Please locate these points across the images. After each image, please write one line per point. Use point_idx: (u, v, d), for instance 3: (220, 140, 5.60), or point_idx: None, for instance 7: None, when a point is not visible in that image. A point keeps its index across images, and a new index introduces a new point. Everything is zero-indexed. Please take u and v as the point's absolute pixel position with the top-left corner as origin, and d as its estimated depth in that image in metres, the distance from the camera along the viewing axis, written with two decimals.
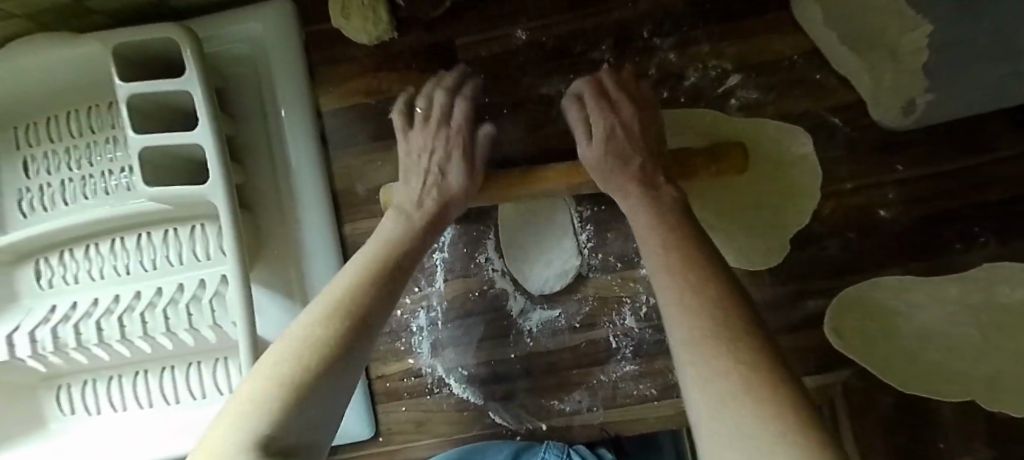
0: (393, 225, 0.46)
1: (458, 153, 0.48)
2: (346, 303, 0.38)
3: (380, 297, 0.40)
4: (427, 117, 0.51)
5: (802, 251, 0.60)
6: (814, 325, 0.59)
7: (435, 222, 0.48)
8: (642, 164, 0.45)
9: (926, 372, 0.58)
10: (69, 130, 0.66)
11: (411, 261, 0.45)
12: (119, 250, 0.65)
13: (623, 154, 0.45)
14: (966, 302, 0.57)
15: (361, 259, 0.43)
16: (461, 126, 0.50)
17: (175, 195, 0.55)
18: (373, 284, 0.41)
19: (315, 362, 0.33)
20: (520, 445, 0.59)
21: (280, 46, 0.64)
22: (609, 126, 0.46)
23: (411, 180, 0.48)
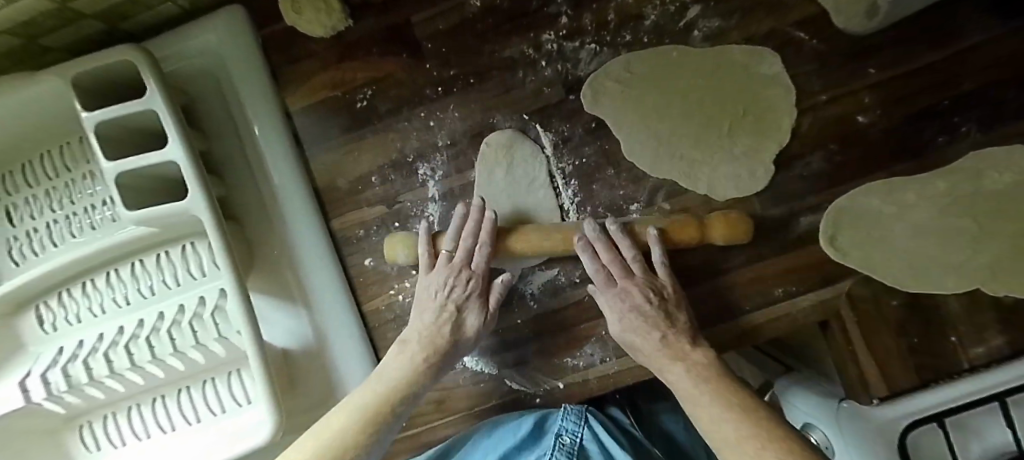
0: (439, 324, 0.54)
1: (479, 297, 0.55)
2: (362, 430, 0.46)
3: (390, 419, 0.48)
4: (451, 256, 0.55)
5: (787, 170, 0.60)
6: (809, 240, 0.60)
7: (455, 333, 0.54)
8: (659, 329, 0.52)
9: (929, 270, 0.57)
10: (47, 173, 0.66)
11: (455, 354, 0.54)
12: (116, 282, 0.66)
13: (647, 327, 0.52)
14: (959, 194, 0.57)
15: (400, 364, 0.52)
16: (482, 271, 0.54)
17: (158, 214, 0.55)
18: (383, 410, 0.48)
19: (342, 458, 0.44)
20: (539, 414, 0.61)
21: (239, 54, 0.63)
22: (635, 311, 0.52)
23: (427, 313, 0.54)
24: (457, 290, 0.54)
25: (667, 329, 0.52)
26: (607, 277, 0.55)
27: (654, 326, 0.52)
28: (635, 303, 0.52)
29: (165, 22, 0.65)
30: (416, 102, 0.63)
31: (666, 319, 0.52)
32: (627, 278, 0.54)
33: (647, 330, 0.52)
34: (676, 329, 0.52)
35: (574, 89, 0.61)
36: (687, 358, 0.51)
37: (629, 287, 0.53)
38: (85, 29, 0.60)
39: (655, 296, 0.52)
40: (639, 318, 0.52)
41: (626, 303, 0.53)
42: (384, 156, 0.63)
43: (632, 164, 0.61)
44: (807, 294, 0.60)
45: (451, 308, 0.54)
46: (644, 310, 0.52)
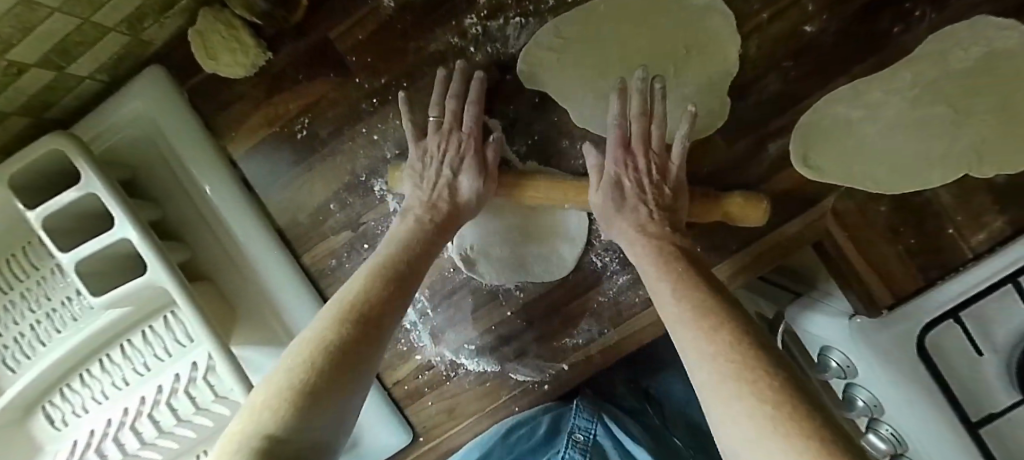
0: (404, 236, 0.50)
1: (469, 160, 0.52)
2: (358, 302, 0.43)
3: (388, 302, 0.44)
4: (439, 122, 0.55)
5: (742, 100, 0.57)
6: (781, 166, 0.58)
7: (445, 225, 0.52)
8: (643, 201, 0.49)
9: (911, 167, 0.54)
10: (16, 276, 0.66)
11: (422, 261, 0.49)
12: (111, 367, 0.66)
13: (636, 208, 0.49)
14: (927, 82, 0.54)
15: (360, 280, 0.46)
16: (471, 129, 0.54)
17: (123, 294, 0.55)
18: (381, 293, 0.45)
19: (324, 355, 0.37)
20: (553, 414, 0.61)
21: (170, 115, 0.62)
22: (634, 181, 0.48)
23: (423, 183, 0.53)
24: (450, 155, 0.53)
25: (654, 206, 0.49)
26: (619, 162, 0.49)
27: (644, 204, 0.49)
28: (632, 175, 0.49)
29: (90, 100, 0.63)
30: (355, 119, 0.61)
31: (656, 196, 0.49)
32: (638, 139, 0.48)
33: (635, 204, 0.49)
34: (665, 211, 0.49)
35: (510, 68, 0.59)
36: (660, 237, 0.48)
37: (631, 161, 0.49)
38: (13, 129, 0.59)
39: (658, 169, 0.49)
40: (631, 207, 0.49)
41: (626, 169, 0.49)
42: (337, 180, 0.62)
43: (585, 131, 0.59)
44: (788, 221, 0.59)
45: (443, 179, 0.52)
46: (644, 184, 0.49)
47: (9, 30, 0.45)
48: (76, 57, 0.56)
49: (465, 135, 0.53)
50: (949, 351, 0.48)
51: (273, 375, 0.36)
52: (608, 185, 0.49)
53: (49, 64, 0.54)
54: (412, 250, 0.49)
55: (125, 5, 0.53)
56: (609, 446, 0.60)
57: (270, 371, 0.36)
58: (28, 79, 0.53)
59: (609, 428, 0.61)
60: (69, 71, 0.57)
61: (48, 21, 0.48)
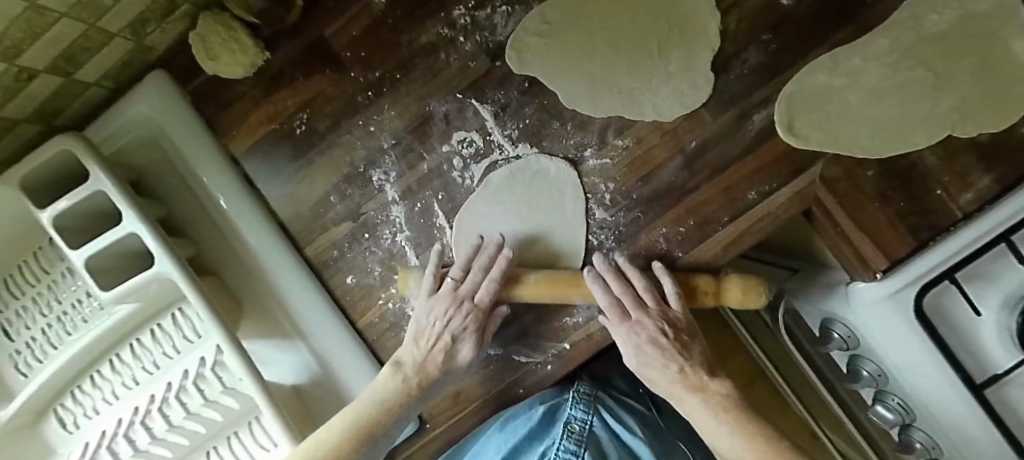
0: (395, 383, 0.53)
1: (472, 332, 0.54)
2: (335, 453, 0.48)
3: (365, 451, 0.50)
4: (456, 287, 0.55)
5: (726, 73, 0.59)
6: (768, 135, 0.59)
7: (446, 368, 0.55)
8: (677, 361, 0.52)
9: (893, 130, 0.56)
10: (28, 281, 0.67)
11: (417, 402, 0.54)
12: (121, 366, 0.67)
13: (665, 363, 0.51)
14: (904, 46, 0.55)
15: (349, 415, 0.51)
16: (484, 302, 0.54)
17: (132, 290, 0.56)
18: (365, 427, 0.51)
19: None
20: (549, 404, 0.62)
21: (173, 117, 0.64)
22: (660, 328, 0.52)
23: (421, 343, 0.55)
24: (456, 321, 0.54)
25: (682, 359, 0.52)
26: (623, 315, 0.54)
27: (671, 357, 0.51)
28: (659, 324, 0.52)
29: (96, 106, 0.66)
30: (352, 113, 0.63)
31: (679, 349, 0.52)
32: (648, 306, 0.53)
33: (664, 363, 0.52)
34: (692, 361, 0.52)
35: (499, 55, 0.61)
36: (706, 389, 0.51)
37: (645, 319, 0.52)
38: (24, 135, 0.61)
39: (670, 320, 0.53)
40: (658, 351, 0.51)
41: (641, 329, 0.52)
42: (337, 173, 0.64)
43: (575, 112, 0.60)
44: (783, 187, 0.59)
45: (443, 342, 0.54)
46: (667, 330, 0.52)
47: (20, 36, 0.48)
48: (82, 63, 0.58)
49: (475, 306, 0.54)
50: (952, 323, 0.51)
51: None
52: (624, 332, 0.53)
53: (58, 70, 0.56)
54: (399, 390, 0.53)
55: (128, 9, 0.56)
56: (604, 437, 0.59)
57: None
58: (39, 85, 0.56)
59: (605, 420, 0.62)
60: (77, 77, 0.59)
61: (56, 26, 0.50)
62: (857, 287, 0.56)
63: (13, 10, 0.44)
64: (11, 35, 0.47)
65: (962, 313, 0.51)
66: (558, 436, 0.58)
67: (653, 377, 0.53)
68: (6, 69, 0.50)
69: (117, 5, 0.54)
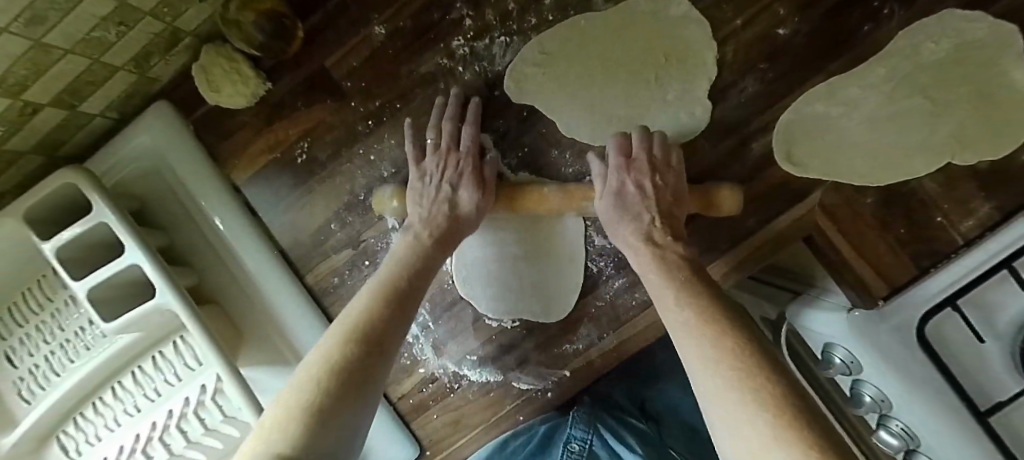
0: (405, 254, 0.50)
1: (468, 175, 0.53)
2: (360, 329, 0.41)
3: (392, 323, 0.43)
4: (437, 145, 0.56)
5: (723, 103, 0.59)
6: (765, 164, 0.59)
7: (445, 241, 0.52)
8: (647, 207, 0.48)
9: (891, 159, 0.56)
10: (32, 309, 0.68)
11: (421, 281, 0.49)
12: (123, 394, 0.67)
13: (636, 210, 0.48)
14: (900, 76, 0.56)
15: (369, 295, 0.45)
16: (469, 149, 0.55)
17: (132, 320, 0.56)
18: (388, 301, 0.45)
19: (349, 368, 0.37)
20: (549, 424, 0.64)
21: (175, 146, 0.65)
22: (637, 182, 0.49)
23: (422, 199, 0.53)
24: (449, 172, 0.53)
25: (656, 215, 0.48)
26: (626, 153, 0.50)
27: (646, 209, 0.48)
28: (641, 176, 0.49)
29: (101, 136, 0.66)
30: (352, 141, 0.64)
31: (660, 201, 0.49)
32: (619, 155, 0.50)
33: (639, 212, 0.48)
34: (667, 221, 0.48)
35: (497, 84, 0.62)
36: (665, 249, 0.47)
37: (643, 164, 0.50)
38: (29, 166, 0.62)
39: (651, 173, 0.49)
40: (644, 198, 0.48)
41: (637, 173, 0.49)
42: (337, 200, 0.64)
43: (574, 140, 0.61)
44: (778, 217, 0.60)
45: (444, 194, 0.52)
46: (646, 185, 0.49)
47: (25, 73, 0.49)
48: (86, 96, 0.59)
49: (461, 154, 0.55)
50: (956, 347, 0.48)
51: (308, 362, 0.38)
52: (610, 182, 0.50)
53: (62, 104, 0.57)
54: (408, 266, 0.49)
55: (132, 44, 0.57)
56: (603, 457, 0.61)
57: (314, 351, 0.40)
58: (43, 118, 0.57)
59: (605, 439, 0.63)
60: (81, 109, 0.60)
61: (60, 62, 0.51)
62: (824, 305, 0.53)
63: (16, 49, 0.45)
64: (16, 73, 0.48)
65: (964, 339, 0.48)
66: None
67: (613, 222, 0.50)
68: (10, 104, 0.51)
69: (121, 40, 0.55)
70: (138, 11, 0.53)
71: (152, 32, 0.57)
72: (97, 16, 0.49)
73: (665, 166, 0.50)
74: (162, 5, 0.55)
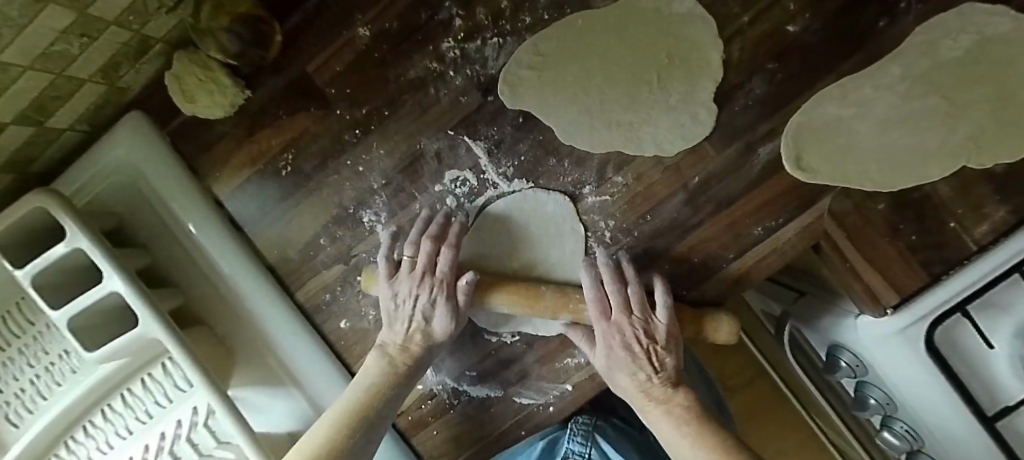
0: (378, 378, 0.53)
1: (442, 298, 0.52)
2: (324, 456, 0.47)
3: (357, 449, 0.49)
4: (414, 265, 0.53)
5: (730, 105, 0.56)
6: (774, 169, 0.56)
7: (416, 362, 0.54)
8: (638, 361, 0.50)
9: (906, 162, 0.53)
10: (11, 332, 0.65)
11: (389, 405, 0.53)
12: (114, 416, 0.65)
13: (634, 369, 0.50)
14: (917, 74, 0.53)
15: (333, 421, 0.50)
16: (447, 278, 0.52)
17: (118, 348, 0.54)
18: (353, 422, 0.50)
19: None
20: (548, 438, 0.61)
21: (153, 160, 0.61)
22: (627, 341, 0.50)
23: (395, 326, 0.54)
24: (422, 300, 0.53)
25: (654, 375, 0.50)
26: (602, 312, 0.50)
27: (643, 368, 0.50)
28: (627, 334, 0.50)
29: (73, 151, 0.63)
30: (339, 152, 0.61)
31: (649, 361, 0.50)
32: (617, 309, 0.50)
33: (633, 370, 0.50)
34: (664, 377, 0.50)
35: (491, 89, 0.58)
36: (670, 401, 0.49)
37: (623, 322, 0.49)
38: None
39: (649, 337, 0.50)
40: (630, 357, 0.50)
41: (616, 333, 0.50)
42: (326, 214, 0.62)
43: (571, 147, 0.58)
44: (789, 224, 0.57)
45: (416, 325, 0.54)
46: (636, 348, 0.49)
47: None
48: (53, 111, 0.55)
49: (437, 280, 0.52)
50: (963, 348, 0.53)
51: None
52: (600, 342, 0.51)
53: (27, 121, 0.53)
54: (370, 391, 0.52)
55: (98, 54, 0.53)
56: None
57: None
58: (8, 137, 0.53)
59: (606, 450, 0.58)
60: (49, 125, 0.56)
61: (21, 80, 0.47)
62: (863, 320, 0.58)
63: None
64: None
65: (970, 340, 0.52)
66: None
67: (612, 372, 0.52)
68: None
69: (85, 52, 0.51)
70: (102, 21, 0.49)
71: (119, 41, 0.53)
72: (57, 30, 0.45)
73: (650, 332, 0.50)
74: (128, 13, 0.50)
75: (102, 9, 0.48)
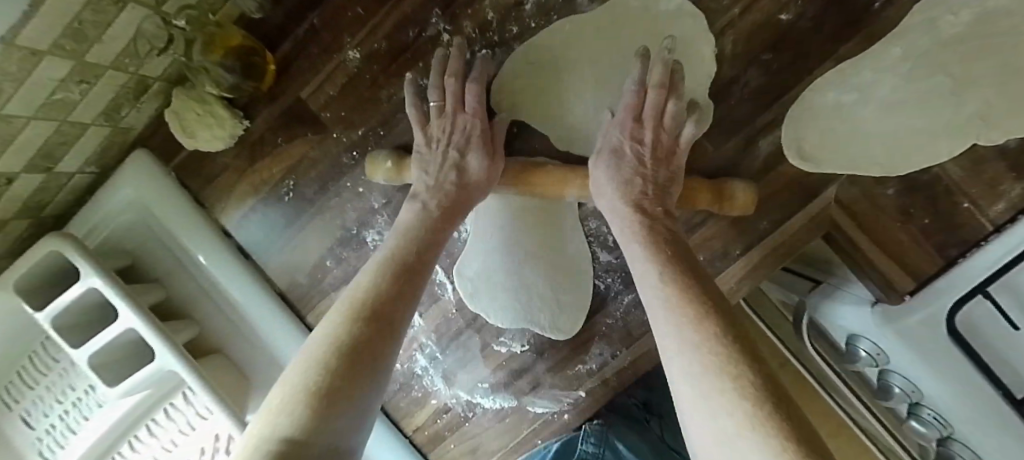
0: (411, 224, 0.50)
1: (475, 134, 0.52)
2: (365, 303, 0.43)
3: (403, 294, 0.45)
4: (441, 104, 0.53)
5: (725, 100, 0.55)
6: (776, 161, 0.55)
7: (450, 210, 0.51)
8: (642, 175, 0.47)
9: (913, 146, 0.52)
10: (39, 372, 0.67)
11: (426, 254, 0.49)
12: (139, 446, 0.67)
13: (630, 173, 0.47)
14: (917, 54, 0.51)
15: (372, 268, 0.46)
16: (475, 109, 0.52)
17: (136, 384, 0.55)
18: (395, 274, 0.46)
19: (366, 320, 0.41)
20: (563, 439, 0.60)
21: (159, 196, 0.63)
22: (645, 142, 0.47)
23: (428, 162, 0.53)
24: (455, 136, 0.52)
25: (648, 182, 0.47)
26: (636, 114, 0.47)
27: (642, 173, 0.47)
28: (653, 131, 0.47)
29: (84, 192, 0.64)
30: (338, 175, 0.61)
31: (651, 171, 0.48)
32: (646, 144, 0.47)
33: (631, 176, 0.47)
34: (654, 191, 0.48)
35: (483, 101, 0.58)
36: (654, 215, 0.47)
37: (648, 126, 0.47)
38: (13, 234, 0.60)
39: (666, 148, 0.48)
40: (631, 161, 0.47)
41: (637, 126, 0.47)
42: (330, 236, 0.62)
43: (569, 155, 0.58)
44: (794, 217, 0.56)
45: (451, 158, 0.52)
46: (646, 152, 0.47)
47: None
48: (60, 157, 0.57)
49: (467, 117, 0.52)
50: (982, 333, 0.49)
51: (279, 390, 0.36)
52: (610, 131, 0.49)
53: (36, 169, 0.55)
54: (412, 239, 0.48)
55: (97, 99, 0.54)
56: None
57: (293, 365, 0.38)
58: (20, 186, 0.55)
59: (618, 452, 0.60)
60: (58, 169, 0.58)
61: (27, 129, 0.49)
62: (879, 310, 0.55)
63: None
64: None
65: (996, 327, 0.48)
66: None
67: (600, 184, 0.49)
68: None
69: (86, 97, 0.52)
70: (99, 66, 0.50)
71: (117, 84, 0.54)
72: (55, 79, 0.47)
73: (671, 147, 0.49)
74: (123, 56, 0.52)
75: (97, 55, 0.49)
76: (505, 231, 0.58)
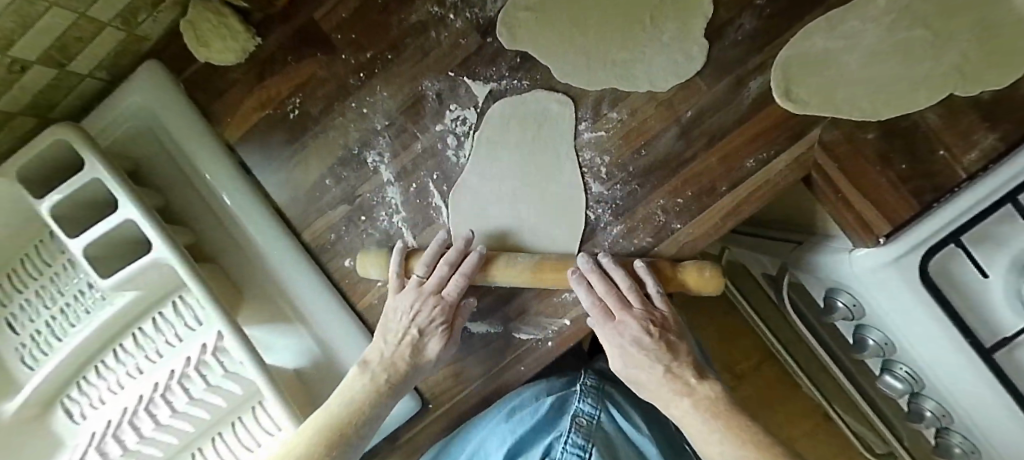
0: (377, 362, 0.55)
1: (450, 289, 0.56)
2: (327, 432, 0.50)
3: (365, 423, 0.53)
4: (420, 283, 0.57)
5: (719, 41, 0.58)
6: (765, 102, 0.58)
7: (413, 360, 0.56)
8: (651, 345, 0.51)
9: (895, 92, 0.54)
10: (31, 274, 0.68)
11: (404, 382, 0.56)
12: (124, 355, 0.68)
13: (648, 359, 0.51)
14: (898, 7, 0.55)
15: (339, 397, 0.54)
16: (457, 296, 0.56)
17: (132, 275, 0.56)
18: (364, 401, 0.53)
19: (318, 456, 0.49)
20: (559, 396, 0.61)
21: (166, 106, 0.64)
22: (636, 333, 0.51)
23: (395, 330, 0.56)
24: (423, 314, 0.56)
25: (668, 359, 0.51)
26: (607, 312, 0.53)
27: (650, 355, 0.51)
28: (637, 323, 0.52)
29: (92, 99, 0.66)
30: (344, 95, 0.63)
31: (665, 349, 0.52)
32: (612, 298, 0.53)
33: (638, 353, 0.52)
34: (679, 359, 0.52)
35: (490, 31, 0.60)
36: (694, 393, 0.50)
37: (627, 318, 0.52)
38: (20, 128, 0.61)
39: (653, 323, 0.52)
40: (640, 351, 0.51)
41: (621, 329, 0.52)
42: (331, 155, 0.64)
43: (568, 87, 0.60)
44: (777, 157, 0.57)
45: (410, 337, 0.56)
46: (645, 334, 0.51)
47: (11, 26, 0.47)
48: (75, 54, 0.57)
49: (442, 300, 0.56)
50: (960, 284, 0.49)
51: None
52: (612, 340, 0.53)
53: (50, 62, 0.56)
54: (382, 372, 0.55)
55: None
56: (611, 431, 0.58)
57: None
58: (31, 77, 0.55)
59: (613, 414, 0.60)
60: (71, 68, 0.59)
61: (46, 16, 0.49)
62: (857, 254, 0.52)
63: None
64: (2, 26, 0.46)
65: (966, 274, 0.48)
66: (565, 429, 0.57)
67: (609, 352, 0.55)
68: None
69: None
70: None
71: None
72: None
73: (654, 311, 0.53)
74: None
75: None
76: (501, 154, 0.60)
